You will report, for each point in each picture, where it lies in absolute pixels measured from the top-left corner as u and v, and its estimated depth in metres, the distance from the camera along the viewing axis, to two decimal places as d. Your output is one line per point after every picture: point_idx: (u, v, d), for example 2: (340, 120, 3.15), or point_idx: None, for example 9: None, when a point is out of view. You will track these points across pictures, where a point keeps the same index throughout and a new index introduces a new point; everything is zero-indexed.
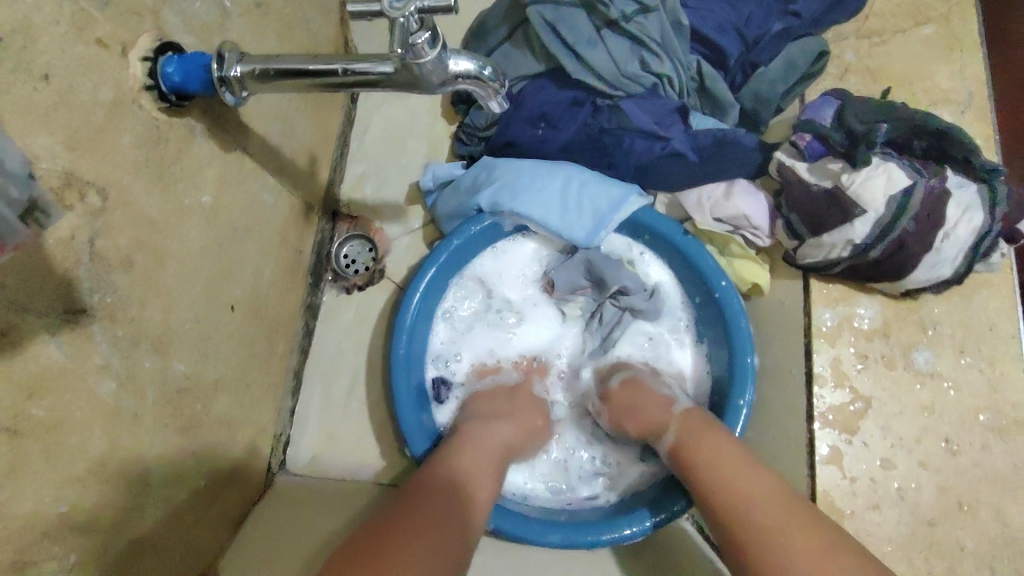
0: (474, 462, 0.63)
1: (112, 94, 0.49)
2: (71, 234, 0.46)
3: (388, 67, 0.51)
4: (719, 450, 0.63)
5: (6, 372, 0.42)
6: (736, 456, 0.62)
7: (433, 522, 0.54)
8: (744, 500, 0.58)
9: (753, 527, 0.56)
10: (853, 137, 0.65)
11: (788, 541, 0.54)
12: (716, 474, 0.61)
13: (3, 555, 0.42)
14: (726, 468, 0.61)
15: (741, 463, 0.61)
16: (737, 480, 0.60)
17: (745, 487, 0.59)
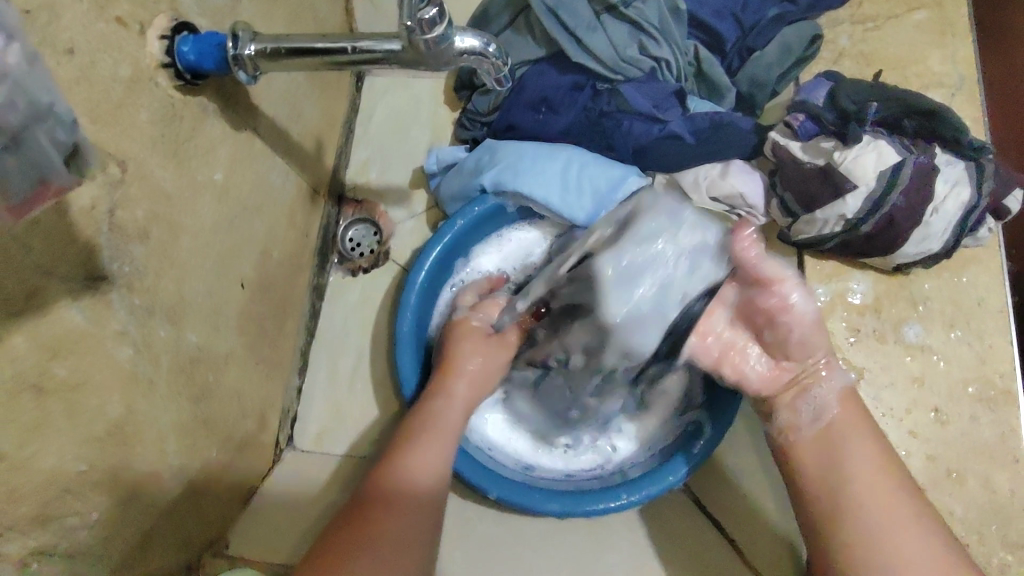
0: (427, 437, 0.65)
1: (130, 71, 0.51)
2: (93, 203, 0.48)
3: (396, 45, 0.54)
4: (860, 433, 0.64)
5: (30, 332, 0.44)
6: (872, 438, 0.64)
7: (390, 498, 0.58)
8: (872, 487, 0.61)
9: (862, 510, 0.60)
10: (845, 115, 0.69)
11: (911, 533, 0.58)
12: (849, 446, 0.63)
13: (24, 507, 0.45)
14: (862, 447, 0.63)
15: (872, 449, 0.63)
16: (868, 461, 0.62)
17: (875, 471, 0.61)
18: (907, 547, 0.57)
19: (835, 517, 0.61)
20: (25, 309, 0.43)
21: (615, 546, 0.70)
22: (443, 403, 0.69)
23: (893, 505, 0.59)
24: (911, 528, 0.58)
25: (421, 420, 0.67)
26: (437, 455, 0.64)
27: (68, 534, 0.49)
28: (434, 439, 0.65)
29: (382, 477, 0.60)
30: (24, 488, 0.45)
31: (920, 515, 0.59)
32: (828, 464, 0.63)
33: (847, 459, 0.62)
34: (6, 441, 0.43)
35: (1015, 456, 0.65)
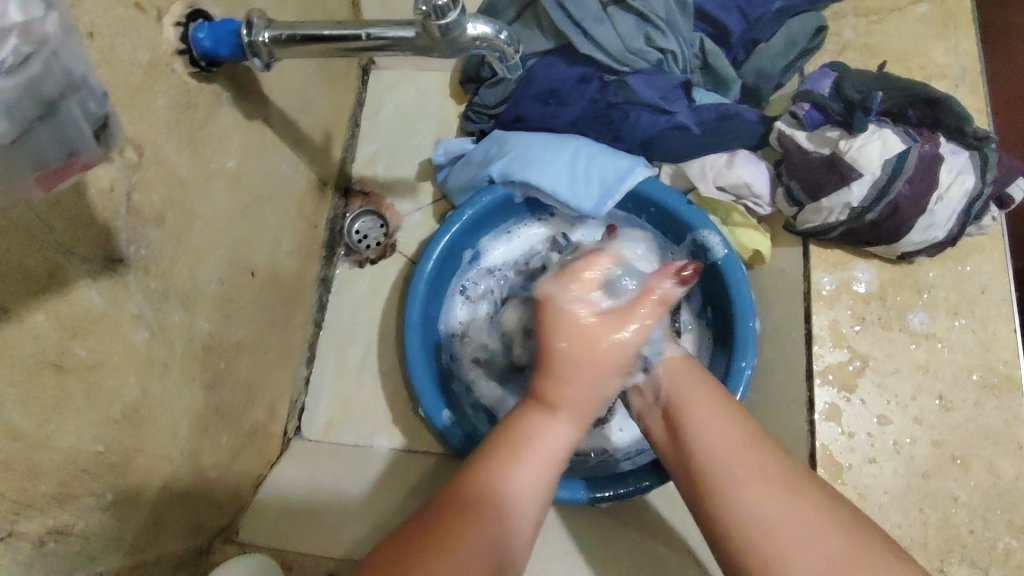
0: (513, 449, 0.51)
1: (148, 56, 0.52)
2: (111, 186, 0.49)
3: (410, 32, 0.55)
4: (706, 403, 0.55)
5: (51, 311, 0.44)
6: (721, 409, 0.55)
7: (483, 517, 0.47)
8: (720, 446, 0.52)
9: (723, 473, 0.50)
10: (851, 105, 0.71)
11: (766, 494, 0.48)
12: (693, 418, 0.55)
13: (44, 486, 0.45)
14: (710, 417, 0.54)
15: (716, 416, 0.54)
16: (726, 435, 0.52)
17: (732, 447, 0.51)
18: (757, 511, 0.48)
19: (711, 489, 0.51)
20: (47, 287, 0.44)
21: (622, 532, 0.72)
22: (556, 393, 0.53)
23: (747, 466, 0.50)
24: (776, 495, 0.48)
25: (527, 435, 0.52)
26: (544, 481, 0.51)
27: (83, 513, 0.49)
28: (537, 465, 0.51)
29: (462, 489, 0.49)
30: (45, 465, 0.45)
31: (784, 478, 0.49)
32: (672, 442, 0.56)
33: (689, 425, 0.55)
34: (27, 419, 0.43)
35: (1019, 442, 0.65)
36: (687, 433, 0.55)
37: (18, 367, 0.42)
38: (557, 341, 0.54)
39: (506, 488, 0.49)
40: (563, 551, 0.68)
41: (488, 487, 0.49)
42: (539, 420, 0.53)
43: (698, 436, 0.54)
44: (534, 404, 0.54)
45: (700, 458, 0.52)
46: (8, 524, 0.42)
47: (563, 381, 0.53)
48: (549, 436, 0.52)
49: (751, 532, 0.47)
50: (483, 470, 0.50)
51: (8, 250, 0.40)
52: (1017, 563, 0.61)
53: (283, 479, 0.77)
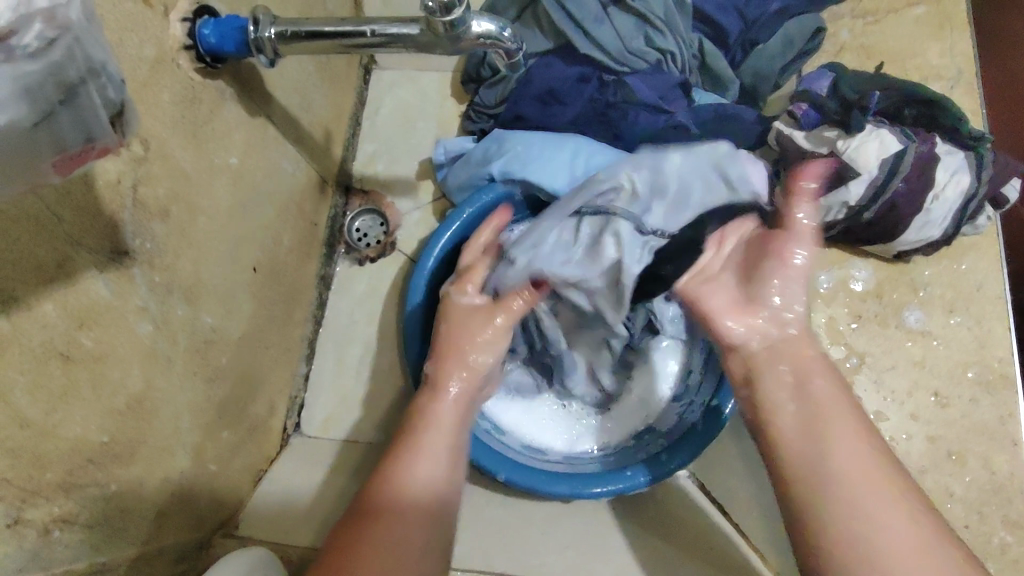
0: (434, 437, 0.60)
1: (155, 52, 0.53)
2: (118, 178, 0.49)
3: (414, 29, 0.55)
4: (830, 383, 0.56)
5: (59, 302, 0.45)
6: (859, 426, 0.53)
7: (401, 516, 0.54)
8: (865, 467, 0.50)
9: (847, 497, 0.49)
10: (847, 104, 0.72)
11: (890, 507, 0.48)
12: (834, 437, 0.52)
13: (50, 474, 0.45)
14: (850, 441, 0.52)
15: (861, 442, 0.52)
16: (855, 459, 0.51)
17: (862, 471, 0.50)
18: (889, 538, 0.46)
19: (804, 492, 0.51)
20: (55, 277, 0.44)
21: (622, 527, 0.72)
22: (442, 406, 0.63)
23: (883, 500, 0.48)
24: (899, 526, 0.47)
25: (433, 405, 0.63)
26: (443, 445, 0.60)
27: (87, 504, 0.49)
28: (435, 445, 0.60)
29: (399, 480, 0.56)
30: (52, 454, 0.45)
31: (904, 501, 0.48)
32: (799, 436, 0.54)
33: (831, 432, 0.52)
34: (34, 407, 0.43)
35: (1014, 438, 0.66)
36: (823, 444, 0.52)
37: (28, 356, 0.42)
38: (461, 342, 0.67)
39: (409, 471, 0.56)
40: (561, 545, 0.68)
41: (381, 497, 0.54)
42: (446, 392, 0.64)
43: (836, 454, 0.51)
44: (425, 389, 0.65)
45: (830, 483, 0.50)
46: (15, 511, 0.42)
47: (443, 362, 0.66)
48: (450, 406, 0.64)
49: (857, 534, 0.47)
50: (373, 486, 0.55)
51: (18, 239, 0.40)
52: (1012, 558, 0.62)
53: (283, 475, 0.77)
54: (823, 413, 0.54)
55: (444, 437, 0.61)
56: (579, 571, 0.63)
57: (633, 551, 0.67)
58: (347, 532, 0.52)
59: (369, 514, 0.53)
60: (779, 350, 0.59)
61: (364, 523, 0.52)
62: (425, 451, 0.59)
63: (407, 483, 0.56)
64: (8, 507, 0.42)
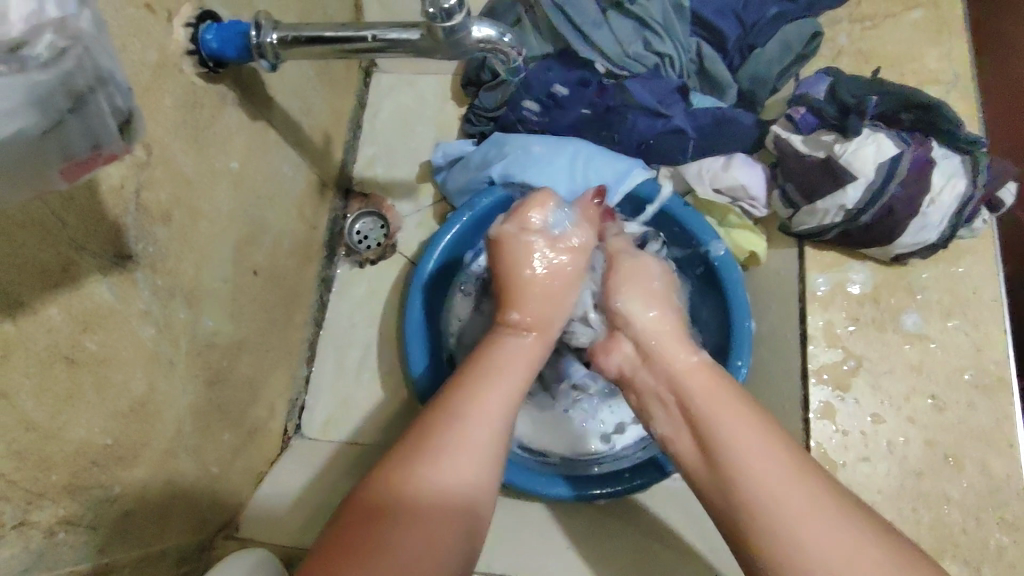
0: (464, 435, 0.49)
1: (157, 57, 0.53)
2: (121, 183, 0.50)
3: (414, 34, 0.56)
4: (709, 390, 0.54)
5: (64, 305, 0.45)
6: (744, 414, 0.51)
7: (416, 518, 0.45)
8: (757, 462, 0.48)
9: (766, 498, 0.46)
10: (845, 109, 0.72)
11: (804, 501, 0.45)
12: (717, 430, 0.51)
13: (55, 476, 0.46)
14: (735, 433, 0.50)
15: (749, 432, 0.49)
16: (761, 450, 0.48)
17: (769, 463, 0.47)
18: (785, 522, 0.45)
19: (756, 510, 0.46)
20: (60, 281, 0.45)
21: (621, 529, 0.73)
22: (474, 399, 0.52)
23: (752, 486, 0.47)
24: (820, 517, 0.44)
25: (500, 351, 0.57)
26: (501, 411, 0.52)
27: (91, 506, 0.49)
28: (477, 442, 0.49)
29: (397, 485, 0.46)
30: (57, 456, 0.46)
31: (819, 485, 0.46)
32: (701, 457, 0.52)
33: (716, 436, 0.51)
34: (40, 410, 0.44)
35: (1010, 441, 0.66)
36: (713, 443, 0.50)
37: (33, 360, 0.43)
38: (524, 270, 0.63)
39: (427, 475, 0.47)
40: (561, 549, 0.69)
41: (393, 485, 0.46)
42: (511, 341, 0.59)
43: (734, 452, 0.49)
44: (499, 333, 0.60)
45: (737, 482, 0.48)
46: (21, 513, 0.43)
47: (524, 305, 0.61)
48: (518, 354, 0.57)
49: (780, 533, 0.45)
50: (384, 466, 0.47)
51: (24, 244, 0.41)
52: (1008, 560, 0.62)
53: (283, 477, 0.77)
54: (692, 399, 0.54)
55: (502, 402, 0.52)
56: None
57: (631, 552, 0.68)
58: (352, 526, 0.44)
59: (371, 512, 0.45)
60: (659, 358, 0.58)
61: (384, 507, 0.45)
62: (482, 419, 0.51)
63: (428, 480, 0.46)
64: (15, 509, 0.42)
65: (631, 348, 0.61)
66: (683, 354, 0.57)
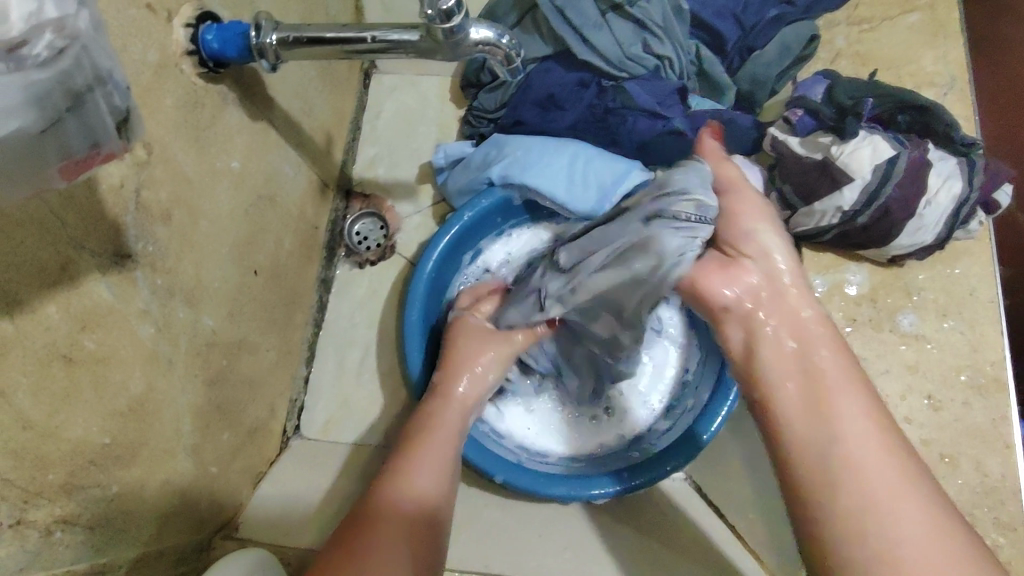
0: (421, 460, 0.60)
1: (158, 57, 0.53)
2: (121, 182, 0.50)
3: (414, 35, 0.56)
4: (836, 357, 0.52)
5: (63, 304, 0.45)
6: (865, 401, 0.49)
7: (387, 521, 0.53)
8: (871, 451, 0.47)
9: (873, 486, 0.45)
10: (842, 110, 0.73)
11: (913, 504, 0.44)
12: (836, 408, 0.49)
13: (52, 475, 0.46)
14: (851, 414, 0.48)
15: (863, 414, 0.48)
16: (872, 441, 0.47)
17: (883, 456, 0.46)
18: (899, 517, 0.44)
19: (850, 489, 0.46)
20: (59, 280, 0.45)
21: (618, 528, 0.73)
22: (432, 416, 0.66)
23: (875, 468, 0.46)
24: (918, 510, 0.44)
25: (432, 421, 0.65)
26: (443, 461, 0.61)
27: (89, 505, 0.49)
28: (430, 460, 0.60)
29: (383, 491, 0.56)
30: (54, 455, 0.46)
31: (924, 491, 0.45)
32: (807, 412, 0.50)
33: (832, 406, 0.49)
34: (37, 408, 0.44)
35: (1006, 441, 0.67)
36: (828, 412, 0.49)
37: (31, 359, 0.43)
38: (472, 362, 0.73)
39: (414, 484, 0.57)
40: (558, 548, 0.68)
41: (387, 499, 0.55)
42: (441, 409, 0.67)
43: (843, 436, 0.47)
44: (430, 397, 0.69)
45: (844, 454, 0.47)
46: (18, 512, 0.43)
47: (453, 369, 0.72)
48: (448, 418, 0.67)
49: (872, 522, 0.44)
50: (374, 493, 0.56)
51: (23, 243, 0.41)
52: (1004, 560, 0.63)
53: (281, 477, 0.77)
54: (812, 355, 0.52)
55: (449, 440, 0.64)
56: None
57: (631, 554, 0.67)
58: (351, 537, 0.51)
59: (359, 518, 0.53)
60: (781, 297, 0.55)
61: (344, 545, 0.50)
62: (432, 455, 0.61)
63: (401, 495, 0.55)
64: (11, 508, 0.42)
65: (757, 280, 0.56)
66: (804, 305, 0.55)
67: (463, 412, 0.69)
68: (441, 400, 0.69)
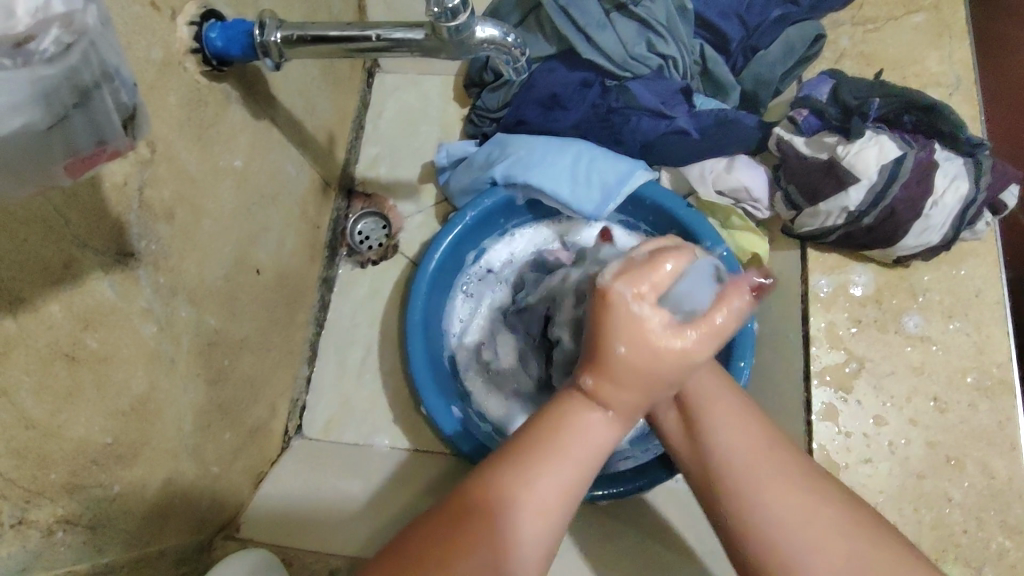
0: (549, 471, 0.43)
1: (162, 55, 0.53)
2: (124, 180, 0.50)
3: (419, 34, 0.56)
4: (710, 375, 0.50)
5: (66, 302, 0.45)
6: (736, 404, 0.49)
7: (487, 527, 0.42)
8: (748, 452, 0.46)
9: (749, 486, 0.45)
10: (847, 110, 0.73)
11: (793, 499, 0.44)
12: (710, 416, 0.48)
13: (54, 474, 0.45)
14: (729, 422, 0.48)
15: (738, 420, 0.48)
16: (749, 439, 0.47)
17: (758, 452, 0.46)
18: (785, 516, 0.44)
19: (737, 502, 0.45)
20: (62, 278, 0.45)
21: (621, 529, 0.73)
22: (582, 424, 0.44)
23: (758, 474, 0.46)
24: (798, 497, 0.45)
25: (569, 427, 0.44)
26: (564, 487, 0.43)
27: (91, 505, 0.49)
28: (558, 481, 0.43)
29: (494, 488, 0.43)
30: (57, 454, 0.45)
31: (804, 474, 0.46)
32: (689, 439, 0.49)
33: (711, 431, 0.48)
34: (39, 407, 0.44)
35: (1013, 443, 0.66)
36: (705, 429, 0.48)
37: (34, 357, 0.43)
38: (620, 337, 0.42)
39: (526, 499, 0.43)
40: (561, 550, 0.68)
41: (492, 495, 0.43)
42: (581, 416, 0.44)
43: (722, 444, 0.47)
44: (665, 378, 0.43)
45: (731, 467, 0.46)
46: (19, 512, 0.43)
47: (610, 379, 0.43)
48: (593, 432, 0.44)
49: (754, 520, 0.44)
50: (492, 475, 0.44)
51: (26, 240, 0.41)
52: (1010, 563, 0.62)
53: (283, 477, 0.77)
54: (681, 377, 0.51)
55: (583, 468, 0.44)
56: None
57: (634, 557, 0.67)
58: (442, 525, 0.43)
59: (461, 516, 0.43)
60: None
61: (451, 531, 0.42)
62: (557, 480, 0.43)
63: (517, 499, 0.43)
64: (13, 508, 0.42)
65: None
66: None
67: (604, 445, 0.45)
68: (587, 404, 0.45)
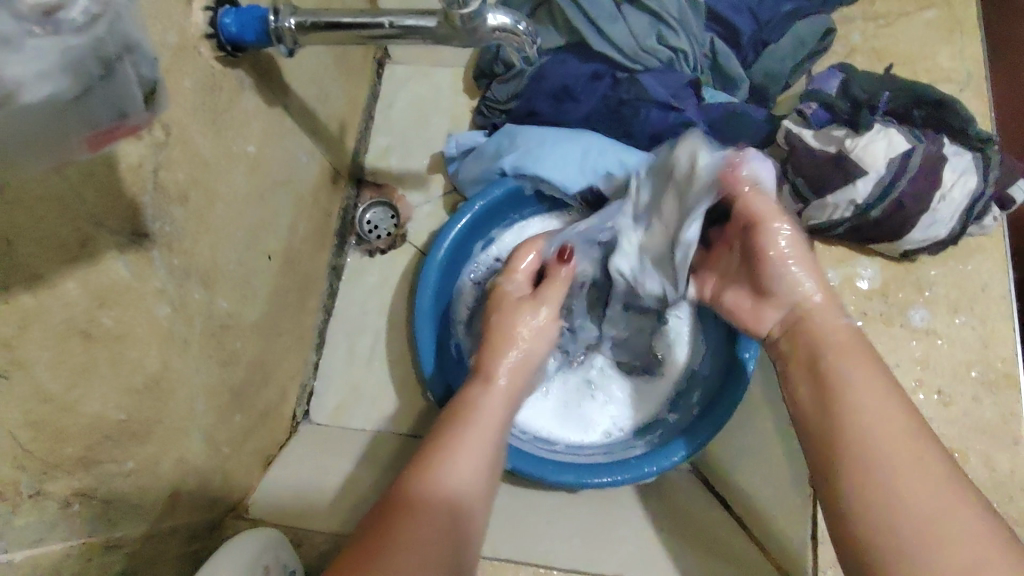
0: (459, 457, 0.53)
1: (177, 39, 0.54)
2: (140, 161, 0.51)
3: (430, 21, 0.56)
4: (865, 374, 0.51)
5: (82, 280, 0.46)
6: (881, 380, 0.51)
7: (406, 526, 0.47)
8: (878, 423, 0.48)
9: (884, 459, 0.46)
10: (857, 103, 0.74)
11: (937, 493, 0.43)
12: (851, 394, 0.50)
13: (69, 448, 0.46)
14: (870, 394, 0.50)
15: (880, 393, 0.50)
16: (882, 412, 0.48)
17: (894, 432, 0.47)
18: (917, 495, 0.43)
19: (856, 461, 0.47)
20: (79, 256, 0.45)
21: (622, 516, 0.73)
22: (479, 398, 0.59)
23: (901, 451, 0.46)
24: (923, 477, 0.44)
25: (468, 404, 0.59)
26: (485, 448, 0.55)
27: (105, 479, 0.50)
28: (468, 457, 0.53)
29: (416, 489, 0.50)
30: (72, 429, 0.46)
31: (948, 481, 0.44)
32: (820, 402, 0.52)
33: (846, 388, 0.51)
34: (56, 381, 0.44)
35: (1016, 437, 0.67)
36: (844, 402, 0.50)
37: (51, 333, 0.43)
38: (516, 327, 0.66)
39: (444, 489, 0.50)
40: (564, 536, 0.68)
41: (412, 489, 0.50)
42: (480, 393, 0.60)
43: (856, 409, 0.49)
44: (471, 381, 0.62)
45: (853, 428, 0.48)
46: (37, 483, 0.44)
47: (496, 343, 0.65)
48: (489, 402, 0.59)
49: (888, 488, 0.44)
50: (402, 482, 0.51)
51: (43, 219, 0.41)
52: None
53: (290, 461, 0.78)
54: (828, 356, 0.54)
55: (491, 422, 0.57)
56: (583, 563, 0.63)
57: (637, 545, 0.67)
58: (376, 537, 0.46)
59: (400, 507, 0.48)
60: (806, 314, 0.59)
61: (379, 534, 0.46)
62: (468, 447, 0.54)
63: (434, 489, 0.50)
64: (30, 479, 0.43)
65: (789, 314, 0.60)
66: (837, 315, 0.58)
67: (508, 402, 0.60)
68: (480, 385, 0.61)
